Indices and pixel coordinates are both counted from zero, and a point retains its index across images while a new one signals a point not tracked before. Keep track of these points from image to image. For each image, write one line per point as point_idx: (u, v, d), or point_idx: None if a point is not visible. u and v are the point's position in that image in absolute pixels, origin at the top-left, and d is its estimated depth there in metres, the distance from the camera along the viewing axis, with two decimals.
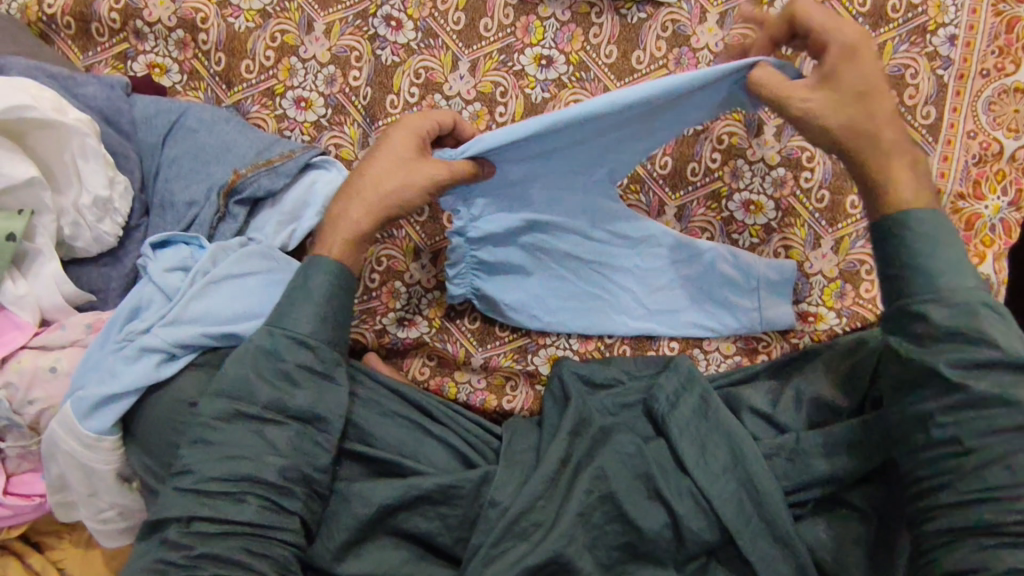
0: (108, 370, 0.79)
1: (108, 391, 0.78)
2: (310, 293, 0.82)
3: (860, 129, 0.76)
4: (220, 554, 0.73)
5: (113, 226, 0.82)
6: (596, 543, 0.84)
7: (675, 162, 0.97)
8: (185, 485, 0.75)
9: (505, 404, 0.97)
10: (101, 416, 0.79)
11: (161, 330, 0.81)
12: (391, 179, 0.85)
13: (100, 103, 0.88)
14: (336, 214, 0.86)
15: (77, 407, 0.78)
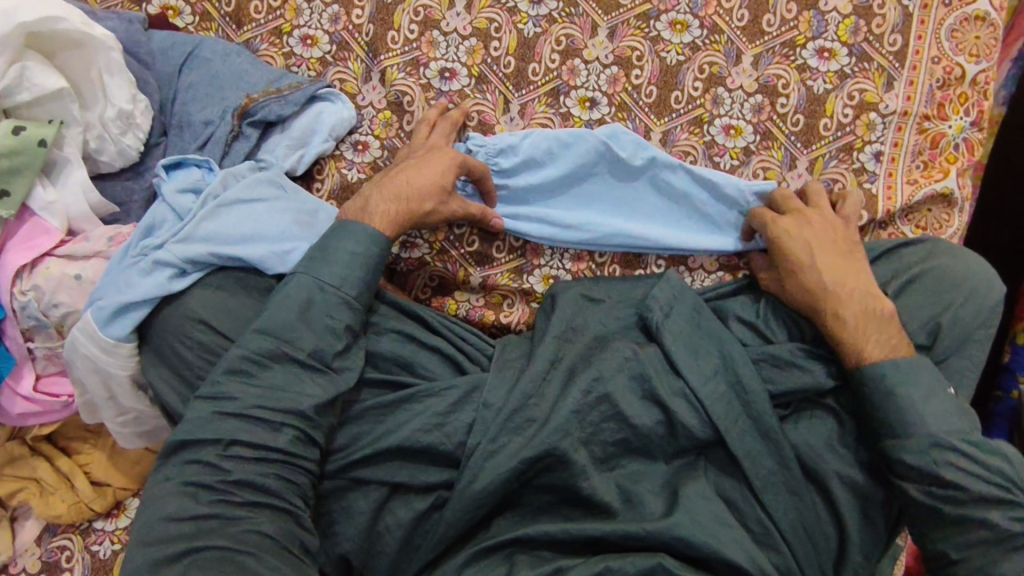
0: (124, 281, 0.83)
1: (125, 299, 0.82)
2: (357, 258, 0.86)
3: (820, 291, 0.90)
4: (253, 481, 0.77)
5: (135, 140, 0.89)
6: (591, 438, 0.88)
7: (660, 91, 1.02)
8: (230, 410, 0.79)
9: (502, 318, 1.04)
10: (120, 323, 0.83)
11: (174, 246, 0.84)
12: (426, 185, 0.91)
13: (119, 35, 0.95)
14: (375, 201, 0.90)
15: (97, 315, 0.82)
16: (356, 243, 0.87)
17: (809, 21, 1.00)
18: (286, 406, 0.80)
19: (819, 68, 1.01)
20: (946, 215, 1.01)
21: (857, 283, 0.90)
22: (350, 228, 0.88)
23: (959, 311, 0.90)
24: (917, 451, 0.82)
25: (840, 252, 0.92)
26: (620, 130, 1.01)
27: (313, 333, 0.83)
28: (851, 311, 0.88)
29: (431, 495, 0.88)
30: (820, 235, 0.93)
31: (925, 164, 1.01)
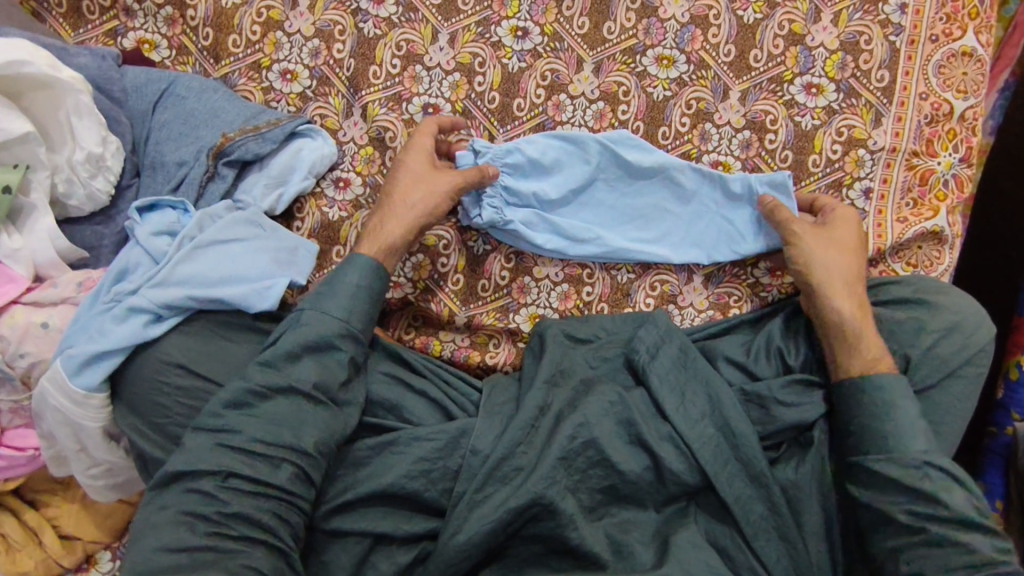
0: (97, 329, 0.79)
1: (99, 348, 0.78)
2: (356, 290, 0.85)
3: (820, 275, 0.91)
4: (242, 518, 0.73)
5: (106, 183, 0.86)
6: (578, 486, 0.85)
7: (646, 127, 1.01)
8: (233, 443, 0.75)
9: (488, 359, 1.01)
10: (90, 373, 0.79)
11: (148, 290, 0.80)
12: (416, 201, 0.91)
13: (91, 72, 0.92)
14: (372, 229, 0.90)
15: (67, 364, 0.78)
16: (355, 272, 0.86)
17: (796, 57, 0.99)
18: (281, 439, 0.76)
19: (807, 103, 1.00)
20: (937, 252, 0.99)
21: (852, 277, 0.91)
22: (348, 261, 0.87)
23: (953, 333, 0.88)
24: (908, 466, 0.79)
25: (851, 250, 0.93)
26: (626, 135, 1.00)
27: (302, 368, 0.80)
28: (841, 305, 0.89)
29: (416, 546, 0.85)
30: (849, 238, 0.94)
31: (914, 202, 1.00)
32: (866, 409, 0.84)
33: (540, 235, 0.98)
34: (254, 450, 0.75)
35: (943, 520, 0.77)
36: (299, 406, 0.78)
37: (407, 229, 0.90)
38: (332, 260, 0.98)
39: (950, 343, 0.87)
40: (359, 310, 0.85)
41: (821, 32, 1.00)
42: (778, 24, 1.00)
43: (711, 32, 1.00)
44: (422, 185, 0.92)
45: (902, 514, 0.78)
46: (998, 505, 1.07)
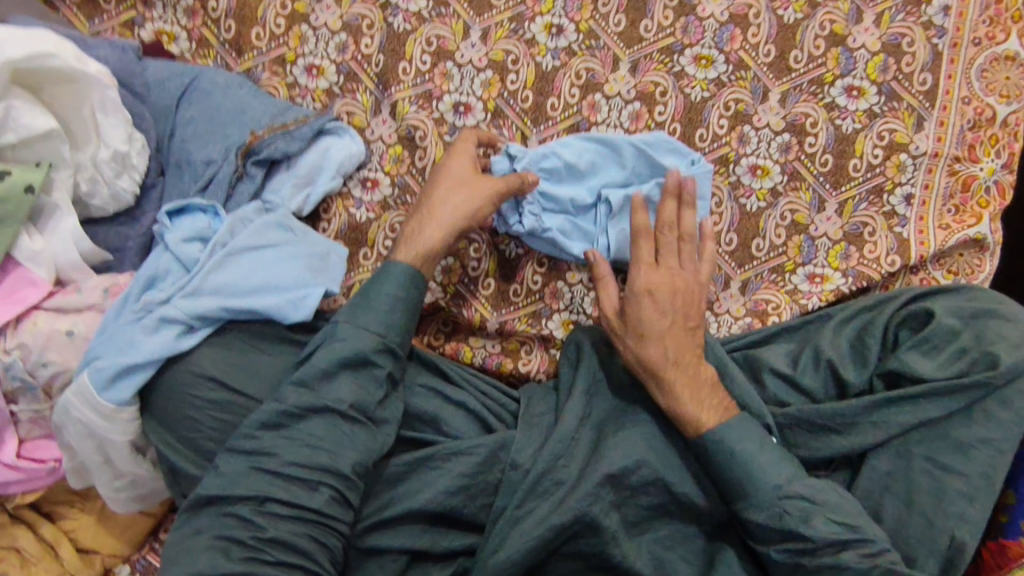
0: (126, 339, 0.76)
1: (128, 360, 0.74)
2: (396, 301, 0.82)
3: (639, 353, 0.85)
4: (281, 537, 0.71)
5: (131, 182, 0.83)
6: (623, 500, 0.82)
7: (683, 129, 0.98)
8: (270, 467, 0.73)
9: (521, 367, 0.98)
10: (120, 387, 0.75)
11: (180, 301, 0.77)
12: (455, 203, 0.88)
13: (112, 65, 0.88)
14: (412, 231, 0.88)
15: (95, 377, 0.74)
16: (391, 285, 0.83)
17: (837, 58, 0.97)
18: (321, 460, 0.73)
19: (847, 106, 0.97)
20: (978, 260, 0.98)
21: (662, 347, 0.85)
22: (381, 270, 0.84)
23: (996, 324, 0.84)
24: (765, 507, 0.78)
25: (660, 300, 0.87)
26: (661, 137, 0.96)
27: (338, 388, 0.77)
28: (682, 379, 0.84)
29: (452, 562, 0.83)
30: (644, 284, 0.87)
31: (956, 208, 0.98)
32: (750, 443, 0.81)
33: (572, 243, 0.95)
34: (294, 470, 0.73)
35: (823, 554, 0.75)
36: (334, 428, 0.76)
37: (446, 235, 0.87)
38: (360, 264, 0.95)
39: (997, 334, 0.83)
40: (398, 321, 0.82)
41: (862, 33, 0.97)
42: (820, 24, 0.98)
43: (751, 31, 0.98)
44: (455, 186, 0.89)
45: (777, 554, 0.77)
46: None
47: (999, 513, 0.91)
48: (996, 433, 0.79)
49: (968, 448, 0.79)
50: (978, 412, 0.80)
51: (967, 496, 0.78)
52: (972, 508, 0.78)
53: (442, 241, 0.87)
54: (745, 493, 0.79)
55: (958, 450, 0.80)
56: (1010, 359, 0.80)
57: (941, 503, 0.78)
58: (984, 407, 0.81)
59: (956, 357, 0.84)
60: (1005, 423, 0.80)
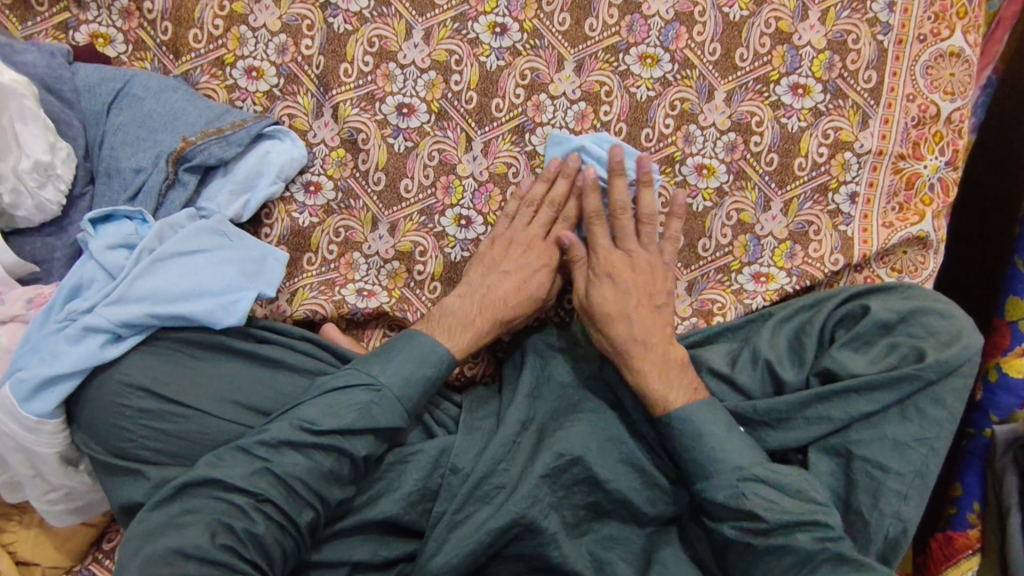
0: (50, 351, 0.75)
1: (51, 372, 0.74)
2: (418, 364, 0.82)
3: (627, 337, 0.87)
4: (203, 554, 0.69)
5: (56, 193, 0.81)
6: (561, 502, 0.83)
7: (629, 128, 0.97)
8: (204, 488, 0.73)
9: (466, 370, 0.97)
10: (44, 398, 0.75)
11: (104, 309, 0.76)
12: (528, 265, 0.91)
13: (39, 70, 0.86)
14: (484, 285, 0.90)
15: (17, 390, 0.74)
16: (420, 347, 0.83)
17: (783, 56, 0.97)
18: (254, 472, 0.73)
19: (793, 105, 0.97)
20: (922, 257, 0.98)
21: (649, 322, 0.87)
22: (409, 337, 0.84)
23: (926, 317, 0.86)
24: (724, 488, 0.78)
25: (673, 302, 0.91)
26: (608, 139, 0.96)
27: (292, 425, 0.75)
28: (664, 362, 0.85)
29: (391, 569, 0.82)
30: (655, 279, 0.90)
31: (900, 206, 0.98)
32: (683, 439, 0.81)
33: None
34: (226, 483, 0.72)
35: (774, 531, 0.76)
36: (268, 443, 0.75)
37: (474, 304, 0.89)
38: (303, 269, 0.96)
39: (927, 329, 0.85)
40: (391, 357, 0.82)
41: (808, 31, 0.97)
42: (765, 22, 0.97)
43: (696, 29, 0.97)
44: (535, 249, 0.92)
45: (734, 532, 0.77)
46: (974, 506, 0.99)
47: (948, 505, 1.02)
48: (928, 430, 0.81)
49: (903, 446, 0.80)
50: (913, 409, 0.82)
51: (904, 494, 0.79)
52: (909, 507, 0.79)
53: (512, 290, 0.90)
54: (705, 474, 0.80)
55: (896, 449, 0.80)
56: (936, 354, 0.82)
57: (879, 502, 0.79)
58: (918, 403, 0.82)
59: (887, 350, 0.86)
60: (938, 420, 0.81)
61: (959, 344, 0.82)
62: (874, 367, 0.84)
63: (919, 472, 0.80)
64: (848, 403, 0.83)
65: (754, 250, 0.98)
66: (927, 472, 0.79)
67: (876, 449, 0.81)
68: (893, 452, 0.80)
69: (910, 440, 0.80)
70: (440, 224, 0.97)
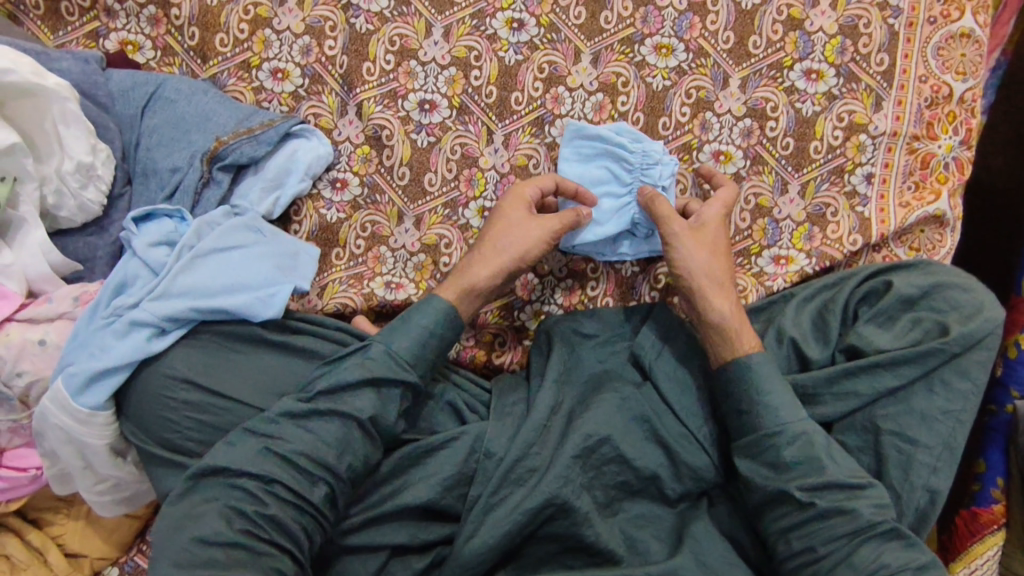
0: (98, 345, 0.78)
1: (101, 365, 0.76)
2: (435, 327, 0.83)
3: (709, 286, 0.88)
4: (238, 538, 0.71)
5: (97, 193, 0.84)
6: (593, 483, 0.84)
7: (647, 118, 1.00)
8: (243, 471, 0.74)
9: (495, 359, 1.00)
10: (94, 391, 0.77)
11: (149, 304, 0.79)
12: (524, 223, 0.89)
13: (76, 77, 0.88)
14: (485, 241, 0.89)
15: (69, 383, 0.76)
16: (440, 320, 0.83)
17: (795, 42, 0.99)
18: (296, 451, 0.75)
19: (806, 89, 0.99)
20: (939, 236, 0.99)
21: (720, 268, 0.89)
22: (432, 306, 0.84)
23: (949, 292, 0.88)
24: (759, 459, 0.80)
25: (721, 251, 0.91)
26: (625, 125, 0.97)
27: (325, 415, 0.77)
28: (736, 308, 0.88)
29: (431, 552, 0.85)
30: (720, 239, 0.92)
31: (916, 185, 0.99)
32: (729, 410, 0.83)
33: (621, 242, 0.98)
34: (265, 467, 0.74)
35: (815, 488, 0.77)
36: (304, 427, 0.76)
37: (498, 277, 0.87)
38: (332, 264, 0.98)
39: (950, 303, 0.87)
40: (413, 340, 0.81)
41: (819, 17, 0.99)
42: (777, 9, 0.99)
43: (709, 19, 0.99)
44: (521, 205, 0.90)
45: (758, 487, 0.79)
46: (999, 481, 1.00)
47: (971, 482, 1.03)
48: (954, 404, 0.82)
49: (930, 420, 0.82)
50: (938, 383, 0.83)
51: (933, 466, 0.80)
52: (939, 480, 0.80)
53: (528, 254, 0.88)
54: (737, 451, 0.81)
55: (923, 422, 0.82)
56: (961, 329, 0.83)
57: (910, 476, 0.80)
58: (943, 376, 0.83)
59: (911, 326, 0.87)
60: (962, 392, 0.82)
61: (981, 317, 0.84)
62: (898, 344, 0.86)
63: (946, 444, 0.81)
64: (874, 377, 0.84)
65: (773, 233, 1.00)
66: (953, 443, 0.81)
67: (905, 424, 0.82)
68: (921, 426, 0.82)
69: (937, 413, 0.82)
70: (464, 216, 0.99)
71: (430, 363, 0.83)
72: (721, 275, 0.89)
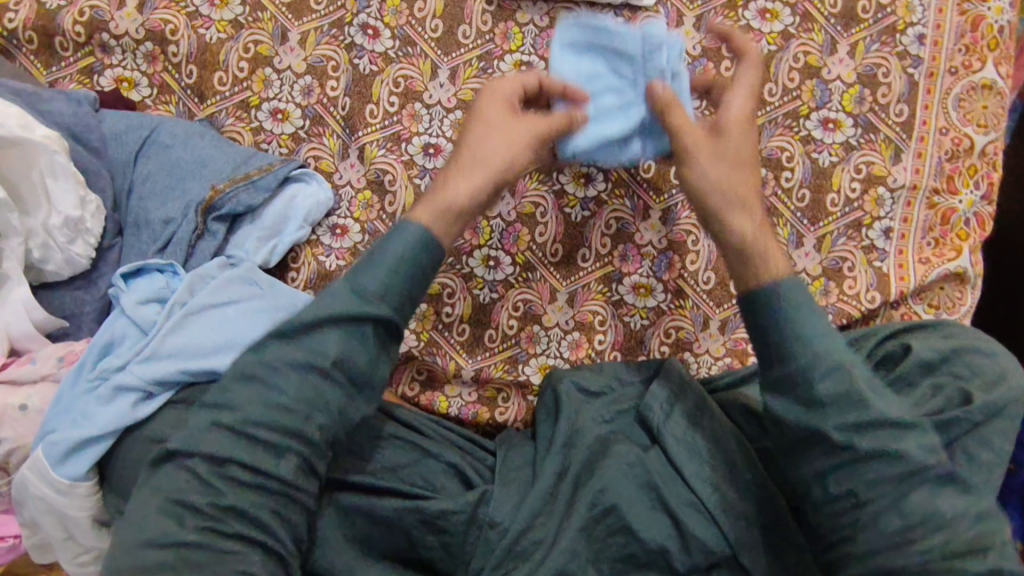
0: (82, 412, 0.74)
1: (84, 434, 0.72)
2: (409, 266, 0.71)
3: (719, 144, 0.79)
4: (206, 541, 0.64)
5: (85, 247, 0.80)
6: (599, 556, 0.79)
7: (658, 166, 0.97)
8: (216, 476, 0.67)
9: (498, 416, 0.96)
10: (76, 460, 0.73)
11: (136, 367, 0.75)
12: (506, 132, 0.79)
13: (67, 120, 0.85)
14: (461, 143, 0.80)
15: (50, 452, 0.72)
16: (412, 246, 0.71)
17: (812, 91, 0.96)
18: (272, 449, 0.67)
19: (823, 139, 0.96)
20: (959, 293, 0.96)
21: (740, 178, 0.77)
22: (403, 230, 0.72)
23: (970, 356, 0.84)
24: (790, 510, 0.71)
25: (742, 160, 0.78)
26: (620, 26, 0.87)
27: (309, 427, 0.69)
28: (751, 189, 0.78)
29: None
30: (744, 149, 0.79)
31: (935, 241, 0.96)
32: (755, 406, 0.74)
33: (631, 142, 0.88)
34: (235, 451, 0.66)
35: (861, 485, 0.65)
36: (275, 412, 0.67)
37: (481, 183, 0.77)
38: None
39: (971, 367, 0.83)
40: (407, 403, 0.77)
41: (836, 65, 0.96)
42: (794, 56, 0.96)
43: (723, 65, 0.96)
44: (501, 104, 0.82)
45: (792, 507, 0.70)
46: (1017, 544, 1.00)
47: None
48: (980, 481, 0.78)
49: None
50: None
51: None
52: None
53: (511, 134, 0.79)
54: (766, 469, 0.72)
55: None
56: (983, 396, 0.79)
57: None
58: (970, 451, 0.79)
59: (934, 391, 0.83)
60: (987, 464, 0.77)
61: (1006, 385, 0.81)
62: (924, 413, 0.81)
63: None
64: None
65: None
66: None
67: None
68: None
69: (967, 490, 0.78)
70: (468, 264, 0.96)
71: (404, 296, 0.71)
72: (736, 164, 0.78)
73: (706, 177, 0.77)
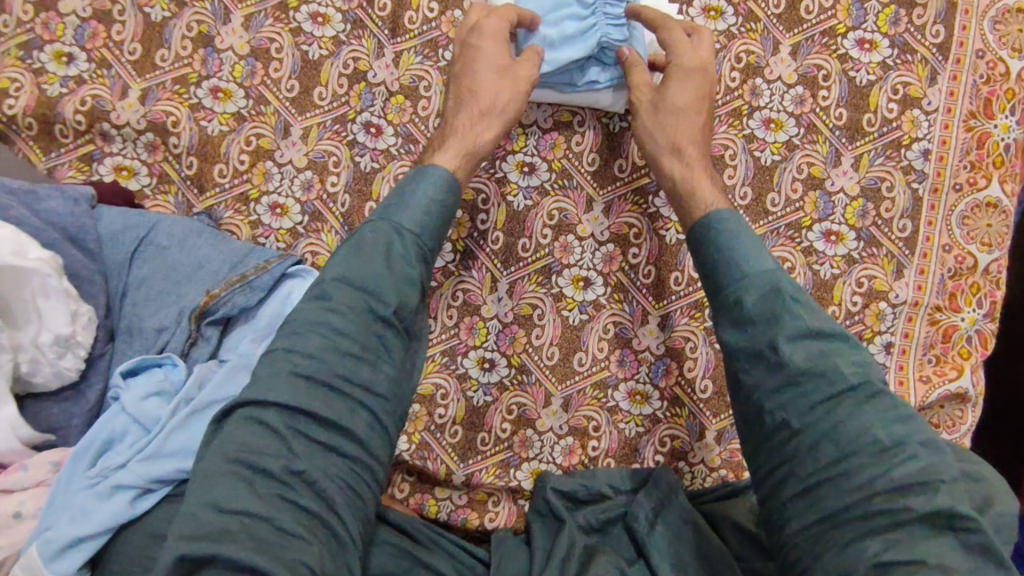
0: (79, 508, 0.71)
1: (82, 530, 0.69)
2: (430, 198, 0.80)
3: (677, 105, 0.89)
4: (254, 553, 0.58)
5: (75, 360, 0.79)
6: None
7: (658, 270, 0.97)
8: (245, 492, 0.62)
9: (488, 522, 0.94)
10: (71, 555, 0.69)
11: (136, 464, 0.74)
12: (497, 82, 0.88)
13: (63, 220, 0.83)
14: (460, 83, 0.90)
15: (44, 550, 0.68)
16: (427, 184, 0.80)
17: (816, 202, 0.95)
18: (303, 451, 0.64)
19: (826, 252, 0.95)
20: (959, 412, 0.95)
21: (694, 140, 0.89)
22: (419, 174, 0.81)
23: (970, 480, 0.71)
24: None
25: (680, 109, 0.89)
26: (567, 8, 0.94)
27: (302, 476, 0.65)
28: (698, 157, 0.89)
29: None
30: (693, 99, 0.90)
31: (937, 359, 0.96)
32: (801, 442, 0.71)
33: (589, 69, 0.94)
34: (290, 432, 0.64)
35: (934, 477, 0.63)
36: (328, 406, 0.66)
37: (478, 126, 0.88)
38: None
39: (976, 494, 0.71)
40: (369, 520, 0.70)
41: (841, 176, 0.95)
42: (798, 167, 0.95)
43: (727, 172, 0.95)
44: (500, 40, 0.90)
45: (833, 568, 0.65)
46: None
47: None
48: None
49: None
50: None
51: None
52: None
53: (502, 74, 0.89)
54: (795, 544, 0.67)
55: None
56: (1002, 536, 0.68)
57: None
58: None
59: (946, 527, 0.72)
60: None
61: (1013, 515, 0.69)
62: None
63: None
64: None
65: None
66: None
67: None
68: None
69: None
70: (463, 365, 0.95)
71: (433, 237, 0.79)
72: (688, 128, 0.89)
73: (662, 137, 0.89)
